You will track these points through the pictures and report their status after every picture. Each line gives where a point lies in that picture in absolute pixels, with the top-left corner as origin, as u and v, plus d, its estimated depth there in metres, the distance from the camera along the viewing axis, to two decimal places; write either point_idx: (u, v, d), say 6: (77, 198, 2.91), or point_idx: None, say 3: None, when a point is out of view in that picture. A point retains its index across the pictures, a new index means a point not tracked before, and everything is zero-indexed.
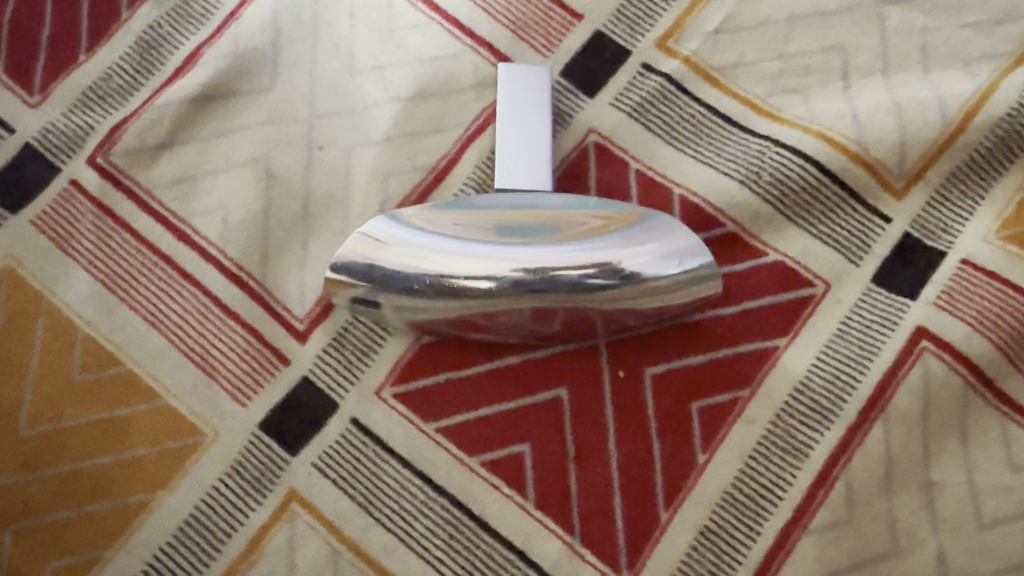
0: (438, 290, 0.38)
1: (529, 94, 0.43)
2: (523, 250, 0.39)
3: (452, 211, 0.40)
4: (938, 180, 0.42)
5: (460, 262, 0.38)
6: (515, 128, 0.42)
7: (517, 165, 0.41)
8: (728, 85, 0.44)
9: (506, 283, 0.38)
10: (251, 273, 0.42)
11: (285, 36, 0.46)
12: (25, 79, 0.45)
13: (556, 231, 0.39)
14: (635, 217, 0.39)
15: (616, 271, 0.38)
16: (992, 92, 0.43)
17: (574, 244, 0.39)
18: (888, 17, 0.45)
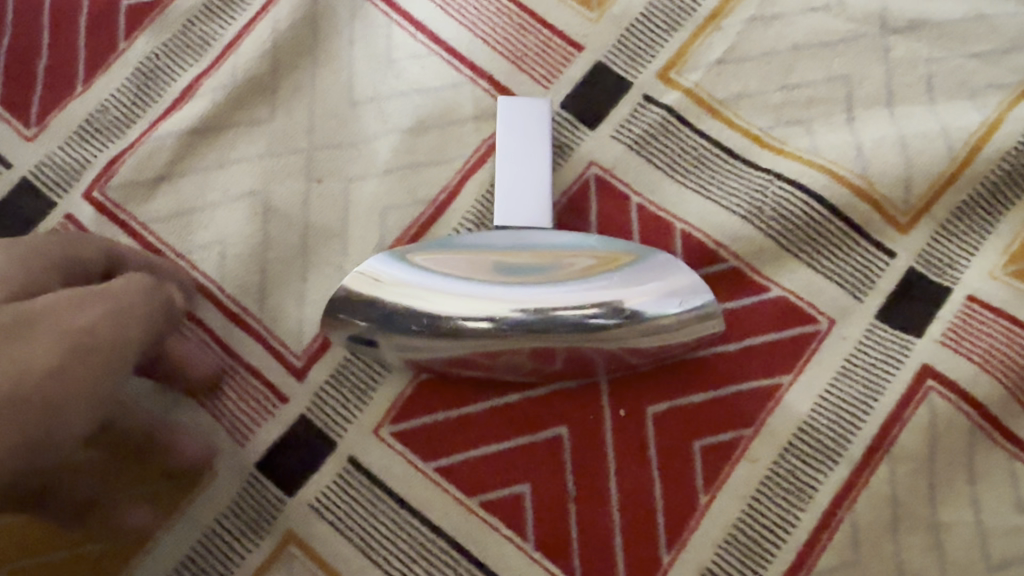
0: (436, 330, 0.38)
1: (527, 127, 0.42)
2: (525, 289, 0.38)
3: (452, 250, 0.39)
4: (943, 214, 0.41)
5: (461, 302, 0.38)
6: (513, 163, 0.41)
7: (515, 202, 0.41)
8: (730, 117, 0.44)
9: (508, 324, 0.38)
10: (248, 309, 0.41)
11: (285, 66, 0.45)
12: (22, 111, 0.44)
13: (556, 271, 0.39)
14: (635, 255, 0.39)
15: (619, 311, 0.38)
16: (998, 125, 0.42)
17: (575, 284, 0.39)
18: (894, 47, 0.44)
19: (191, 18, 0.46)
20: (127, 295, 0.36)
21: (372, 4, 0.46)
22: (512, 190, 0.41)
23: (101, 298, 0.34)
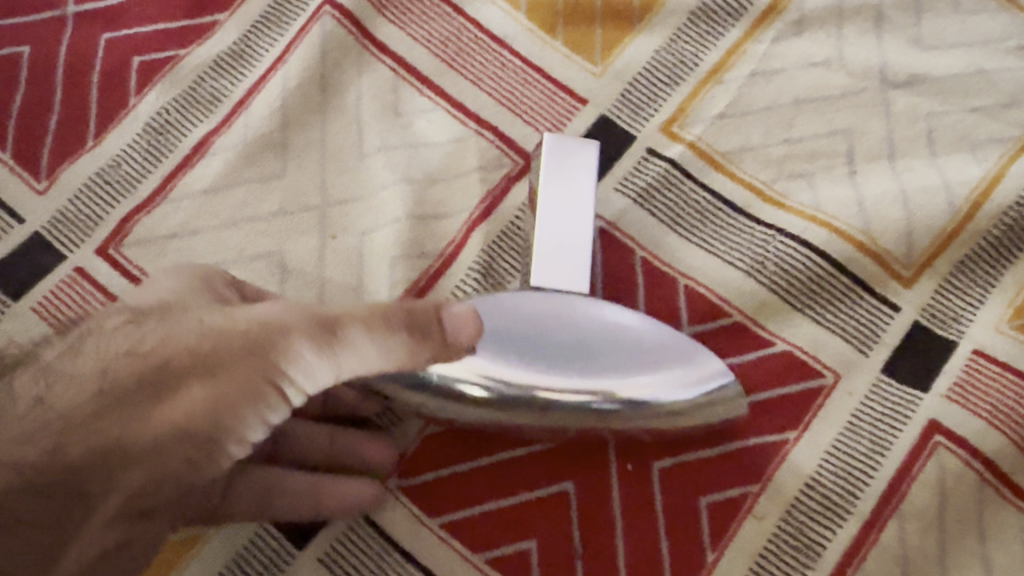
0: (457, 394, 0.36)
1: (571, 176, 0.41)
2: (544, 360, 0.37)
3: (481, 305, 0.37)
4: (947, 268, 0.41)
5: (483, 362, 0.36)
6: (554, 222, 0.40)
7: (555, 253, 0.40)
8: (734, 171, 0.44)
9: (519, 395, 0.36)
10: None
11: (294, 122, 0.46)
12: (33, 166, 0.45)
13: (581, 344, 0.37)
14: (662, 338, 0.38)
15: (634, 400, 0.37)
16: (999, 179, 0.42)
17: (597, 360, 0.37)
18: (894, 102, 0.44)
19: (201, 75, 0.46)
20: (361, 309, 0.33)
21: (377, 57, 0.47)
22: (555, 248, 0.40)
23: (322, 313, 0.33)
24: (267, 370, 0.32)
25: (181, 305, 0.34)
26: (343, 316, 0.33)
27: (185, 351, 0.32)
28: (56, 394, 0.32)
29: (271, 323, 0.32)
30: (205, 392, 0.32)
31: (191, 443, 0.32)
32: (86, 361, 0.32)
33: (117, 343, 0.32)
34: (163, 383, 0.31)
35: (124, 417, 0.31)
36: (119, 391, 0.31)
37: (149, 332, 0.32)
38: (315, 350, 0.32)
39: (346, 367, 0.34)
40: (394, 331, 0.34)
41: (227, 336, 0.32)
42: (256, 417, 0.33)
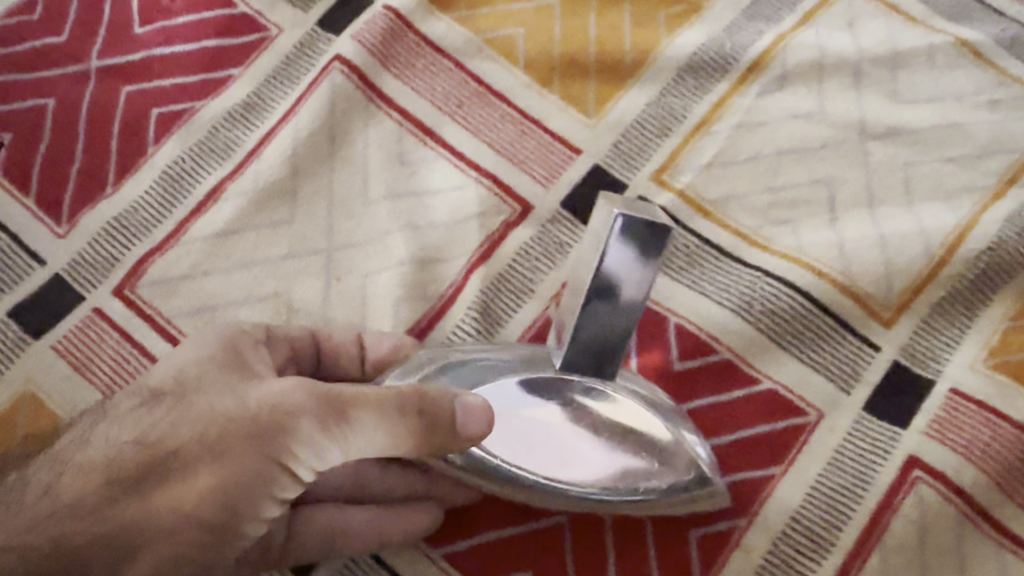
0: (460, 465, 0.38)
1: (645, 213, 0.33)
2: (546, 443, 0.38)
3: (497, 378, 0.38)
4: (924, 310, 0.43)
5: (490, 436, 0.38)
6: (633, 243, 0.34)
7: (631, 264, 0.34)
8: (721, 217, 0.46)
9: (513, 476, 0.37)
10: (179, 328, 0.45)
11: (303, 170, 0.48)
12: (54, 211, 0.47)
13: (585, 433, 0.37)
14: (666, 433, 0.38)
15: (620, 496, 0.37)
16: (973, 226, 0.45)
17: (595, 451, 0.37)
18: (873, 153, 0.47)
19: (216, 126, 0.49)
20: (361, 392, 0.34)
21: (383, 110, 0.49)
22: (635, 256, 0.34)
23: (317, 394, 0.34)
24: (276, 453, 0.34)
25: (200, 384, 0.36)
26: (352, 410, 0.34)
27: (192, 440, 0.34)
28: (70, 482, 0.34)
29: (278, 407, 0.34)
30: (215, 475, 0.34)
31: (209, 521, 0.34)
32: (101, 450, 0.35)
33: (128, 431, 0.35)
34: (173, 471, 0.34)
35: (136, 506, 0.34)
36: (131, 479, 0.34)
37: (158, 420, 0.35)
38: (320, 437, 0.34)
39: (356, 449, 0.34)
40: (403, 421, 0.34)
41: (234, 421, 0.34)
42: (270, 492, 0.35)
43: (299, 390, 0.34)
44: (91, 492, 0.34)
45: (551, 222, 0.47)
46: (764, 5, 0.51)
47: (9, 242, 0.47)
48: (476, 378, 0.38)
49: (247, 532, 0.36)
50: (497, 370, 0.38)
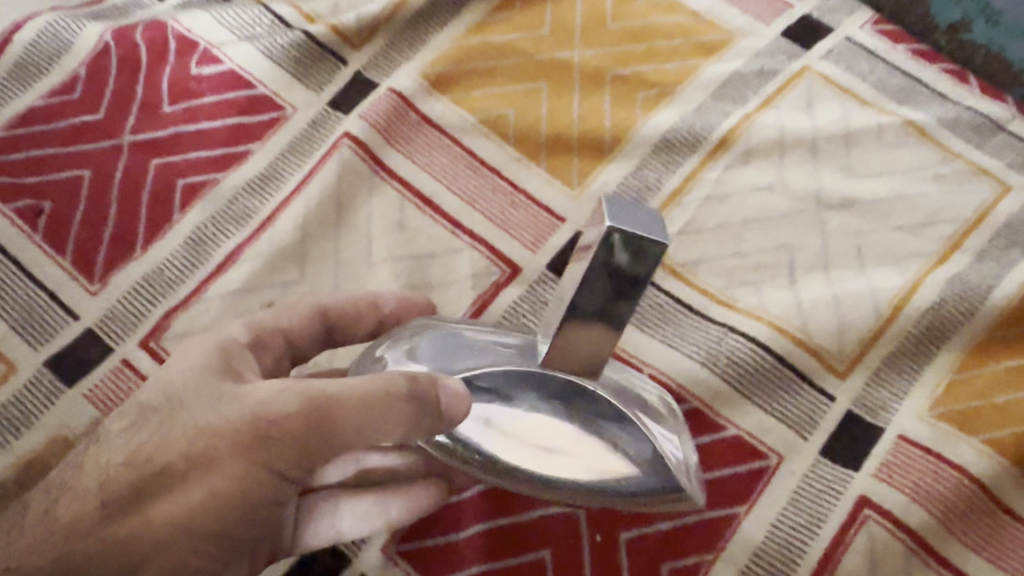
0: (451, 447, 0.37)
1: (637, 224, 0.31)
2: (530, 430, 0.37)
3: (501, 362, 0.36)
4: (875, 363, 0.48)
5: (481, 418, 0.37)
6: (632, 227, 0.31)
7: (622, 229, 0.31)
8: (690, 279, 0.51)
9: (503, 459, 0.37)
10: (162, 345, 0.50)
11: (313, 235, 0.53)
12: (88, 270, 0.52)
13: (567, 427, 0.36)
14: (649, 436, 0.37)
15: (599, 495, 0.37)
16: (918, 287, 0.49)
17: (577, 445, 0.36)
18: (829, 222, 0.52)
19: (236, 194, 0.54)
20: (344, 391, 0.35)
21: (387, 181, 0.55)
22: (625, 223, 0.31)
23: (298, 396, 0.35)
24: (264, 463, 0.36)
25: (188, 397, 0.37)
26: (331, 412, 0.35)
27: (181, 460, 0.36)
28: (64, 506, 0.37)
29: (260, 420, 0.35)
30: (206, 485, 0.36)
31: (212, 526, 0.37)
32: (96, 471, 0.37)
33: (118, 453, 0.37)
34: (167, 487, 0.36)
35: (131, 520, 0.36)
36: (127, 496, 0.36)
37: (147, 436, 0.37)
38: (304, 444, 0.35)
39: (343, 446, 0.36)
40: (389, 414, 0.35)
41: (221, 433, 0.36)
42: (267, 494, 0.37)
43: (281, 398, 0.35)
44: (88, 512, 0.37)
45: (538, 283, 0.51)
46: (731, 89, 0.56)
47: (48, 299, 0.51)
48: (474, 359, 0.37)
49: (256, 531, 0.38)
50: (494, 357, 0.37)
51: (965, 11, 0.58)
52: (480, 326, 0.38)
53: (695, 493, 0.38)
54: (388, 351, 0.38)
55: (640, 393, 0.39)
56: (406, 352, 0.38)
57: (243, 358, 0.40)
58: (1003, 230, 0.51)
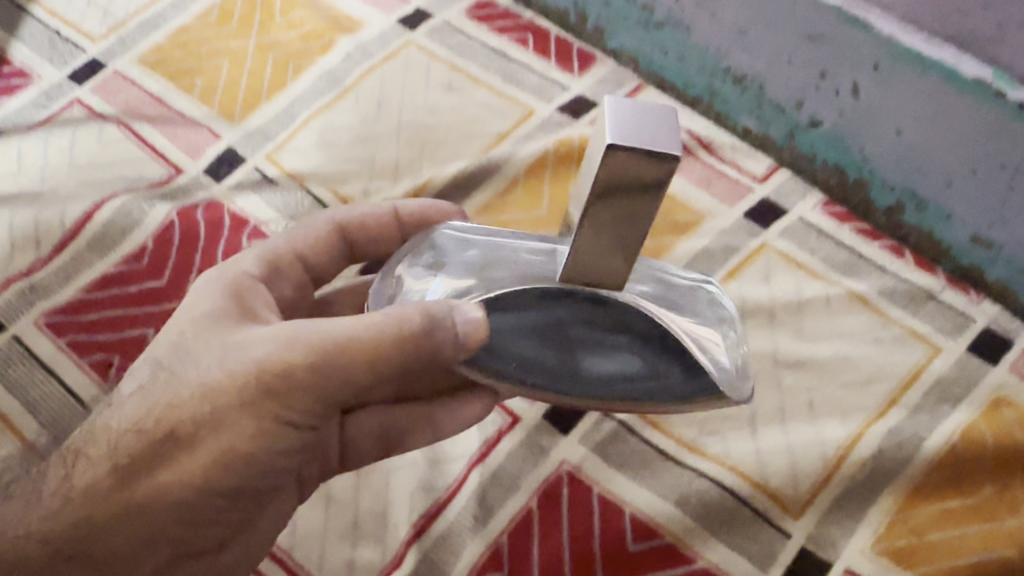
0: (496, 370, 0.48)
1: (643, 138, 0.38)
2: (562, 351, 0.48)
3: (528, 272, 0.47)
4: (825, 504, 0.55)
5: (520, 346, 0.48)
6: (640, 128, 0.38)
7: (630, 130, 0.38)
8: (666, 428, 0.59)
9: (548, 373, 0.48)
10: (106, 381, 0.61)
11: None
12: (102, 371, 0.61)
13: (592, 349, 0.47)
14: (681, 339, 0.46)
15: (638, 395, 0.48)
16: (860, 437, 0.58)
17: (611, 354, 0.47)
18: (784, 379, 0.60)
19: None
20: (349, 331, 0.44)
21: None
22: (630, 124, 0.38)
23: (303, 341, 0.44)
24: (273, 411, 0.45)
25: (193, 344, 0.47)
26: (342, 354, 0.44)
27: (190, 421, 0.45)
28: (76, 475, 0.46)
29: (272, 371, 0.44)
30: (217, 442, 0.45)
31: (236, 467, 0.47)
32: (100, 439, 0.47)
33: (124, 421, 0.46)
34: (178, 445, 0.45)
35: (147, 480, 0.46)
36: (142, 458, 0.45)
37: (150, 406, 0.46)
38: (316, 385, 0.44)
39: (348, 375, 0.44)
40: (393, 345, 0.44)
41: (224, 389, 0.44)
42: (280, 436, 0.47)
43: (288, 349, 0.44)
44: (102, 481, 0.45)
45: (535, 429, 0.59)
46: (701, 264, 0.66)
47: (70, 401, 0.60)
48: (488, 276, 0.47)
49: (279, 465, 0.49)
50: (502, 279, 0.47)
51: (898, 197, 0.67)
52: (492, 237, 0.48)
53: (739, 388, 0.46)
54: (410, 274, 0.49)
55: (679, 304, 0.47)
56: (428, 270, 0.48)
57: (255, 291, 0.52)
58: (935, 387, 0.60)
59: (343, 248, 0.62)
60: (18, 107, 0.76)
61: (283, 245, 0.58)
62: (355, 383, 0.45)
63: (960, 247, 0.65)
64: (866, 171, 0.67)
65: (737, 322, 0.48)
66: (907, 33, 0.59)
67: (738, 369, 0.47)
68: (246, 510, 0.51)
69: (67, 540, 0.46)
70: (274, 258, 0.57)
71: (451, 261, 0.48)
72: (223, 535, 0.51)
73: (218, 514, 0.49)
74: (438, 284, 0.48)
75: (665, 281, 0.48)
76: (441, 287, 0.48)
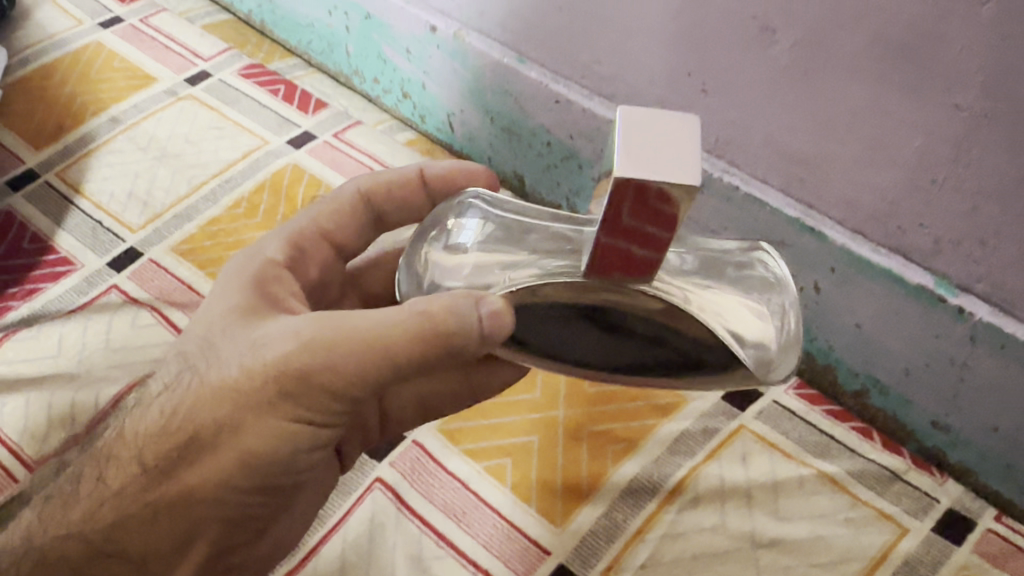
0: (539, 349, 0.49)
1: (657, 162, 0.38)
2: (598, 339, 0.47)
3: (562, 219, 0.49)
4: None
5: (559, 332, 0.48)
6: (655, 150, 0.38)
7: (645, 156, 0.38)
8: None
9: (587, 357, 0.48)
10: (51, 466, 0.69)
11: (348, 564, 0.64)
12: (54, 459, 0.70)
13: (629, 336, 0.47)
14: (721, 335, 0.46)
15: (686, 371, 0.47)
16: None
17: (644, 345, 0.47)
18: (761, 557, 0.65)
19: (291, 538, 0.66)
20: (364, 327, 0.46)
21: (408, 518, 0.67)
22: (642, 146, 0.38)
23: (315, 343, 0.47)
24: (290, 411, 0.49)
25: (218, 340, 0.50)
26: (354, 352, 0.46)
27: (212, 423, 0.49)
28: (112, 476, 0.52)
29: (287, 374, 0.47)
30: (236, 448, 0.50)
31: (257, 467, 0.51)
32: (133, 437, 0.52)
33: (154, 422, 0.51)
34: (200, 448, 0.50)
35: (175, 481, 0.51)
36: (171, 459, 0.50)
37: (174, 412, 0.50)
38: (330, 386, 0.47)
39: (360, 377, 0.47)
40: (407, 345, 0.45)
41: (240, 393, 0.48)
42: (299, 434, 0.50)
43: (302, 351, 0.47)
44: (133, 482, 0.51)
45: None
46: (683, 445, 0.71)
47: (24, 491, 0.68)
48: (523, 238, 0.48)
49: (301, 461, 0.53)
50: (539, 258, 0.47)
51: (863, 383, 0.73)
52: (518, 213, 0.49)
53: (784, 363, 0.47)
54: (435, 251, 0.50)
55: (716, 287, 0.47)
56: (450, 238, 0.50)
57: (276, 274, 0.56)
58: (902, 567, 0.64)
59: (369, 216, 0.65)
60: (61, 292, 0.83)
61: (306, 224, 0.62)
62: (369, 382, 0.47)
63: (922, 430, 0.71)
64: (833, 358, 0.74)
65: (781, 286, 0.48)
66: (857, 244, 0.66)
67: (782, 342, 0.47)
68: (274, 503, 0.56)
69: (109, 534, 0.52)
70: (297, 240, 0.60)
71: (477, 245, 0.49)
72: (252, 527, 0.56)
73: (244, 508, 0.54)
74: (465, 266, 0.49)
75: (705, 264, 0.48)
76: (469, 255, 0.49)
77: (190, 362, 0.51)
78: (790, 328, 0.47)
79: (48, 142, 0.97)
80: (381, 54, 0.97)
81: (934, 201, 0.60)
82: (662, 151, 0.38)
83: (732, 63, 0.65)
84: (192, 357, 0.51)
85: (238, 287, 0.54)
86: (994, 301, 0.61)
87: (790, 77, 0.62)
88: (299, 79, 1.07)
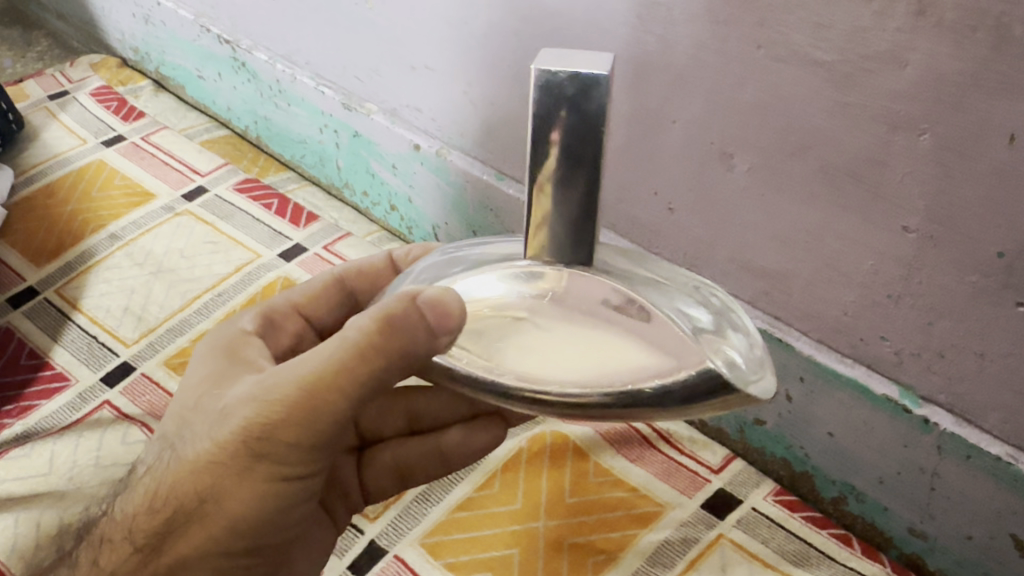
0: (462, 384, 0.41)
1: (578, 65, 0.34)
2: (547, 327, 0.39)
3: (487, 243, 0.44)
4: None
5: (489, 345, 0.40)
6: (575, 60, 0.35)
7: (566, 62, 0.34)
8: None
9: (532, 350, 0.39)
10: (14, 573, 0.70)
11: None
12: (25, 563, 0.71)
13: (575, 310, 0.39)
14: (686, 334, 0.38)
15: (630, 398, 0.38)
16: None
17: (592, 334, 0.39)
18: None
19: None
20: (325, 361, 0.45)
21: None
22: (559, 58, 0.35)
23: (277, 392, 0.46)
24: (267, 470, 0.48)
25: (191, 413, 0.51)
26: (319, 392, 0.45)
27: (191, 496, 0.49)
28: (105, 561, 0.53)
29: (255, 433, 0.46)
30: (220, 515, 0.49)
31: (244, 529, 0.50)
32: (124, 520, 0.53)
33: (141, 503, 0.51)
34: (187, 521, 0.50)
35: (169, 554, 0.51)
36: (159, 536, 0.51)
37: (157, 492, 0.50)
38: (303, 433, 0.46)
39: (331, 414, 0.46)
40: (376, 358, 0.44)
41: (213, 461, 0.48)
42: (281, 490, 0.49)
43: (264, 408, 0.46)
44: (129, 560, 0.52)
45: None
46: (662, 556, 0.72)
47: None
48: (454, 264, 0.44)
49: (290, 517, 0.52)
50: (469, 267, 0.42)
51: (840, 489, 0.74)
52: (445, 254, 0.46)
53: (759, 383, 0.38)
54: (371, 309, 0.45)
55: (673, 294, 0.40)
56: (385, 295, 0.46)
57: (248, 343, 0.56)
58: None
59: (345, 302, 0.64)
60: (55, 408, 0.85)
61: (279, 304, 0.62)
62: (343, 412, 0.46)
63: (900, 537, 0.71)
64: (810, 465, 0.75)
65: (741, 315, 0.42)
66: (823, 354, 0.68)
67: (752, 368, 0.39)
68: (271, 561, 0.55)
69: None
70: (270, 313, 0.61)
71: (423, 266, 0.46)
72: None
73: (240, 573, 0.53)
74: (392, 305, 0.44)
75: (668, 275, 0.43)
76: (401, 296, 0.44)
77: (169, 440, 0.51)
78: (758, 354, 0.40)
79: (50, 259, 1.01)
80: (369, 168, 1.01)
81: (893, 316, 0.62)
82: (581, 60, 0.35)
83: (695, 183, 0.68)
84: (170, 434, 0.51)
85: (214, 358, 0.54)
86: (957, 411, 0.62)
87: (748, 198, 0.65)
88: (292, 192, 1.12)
